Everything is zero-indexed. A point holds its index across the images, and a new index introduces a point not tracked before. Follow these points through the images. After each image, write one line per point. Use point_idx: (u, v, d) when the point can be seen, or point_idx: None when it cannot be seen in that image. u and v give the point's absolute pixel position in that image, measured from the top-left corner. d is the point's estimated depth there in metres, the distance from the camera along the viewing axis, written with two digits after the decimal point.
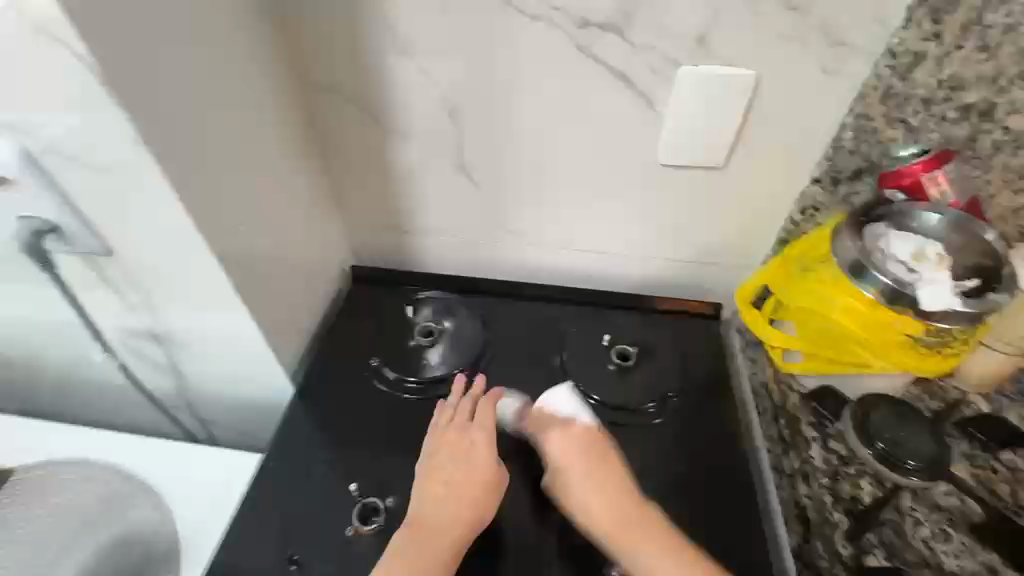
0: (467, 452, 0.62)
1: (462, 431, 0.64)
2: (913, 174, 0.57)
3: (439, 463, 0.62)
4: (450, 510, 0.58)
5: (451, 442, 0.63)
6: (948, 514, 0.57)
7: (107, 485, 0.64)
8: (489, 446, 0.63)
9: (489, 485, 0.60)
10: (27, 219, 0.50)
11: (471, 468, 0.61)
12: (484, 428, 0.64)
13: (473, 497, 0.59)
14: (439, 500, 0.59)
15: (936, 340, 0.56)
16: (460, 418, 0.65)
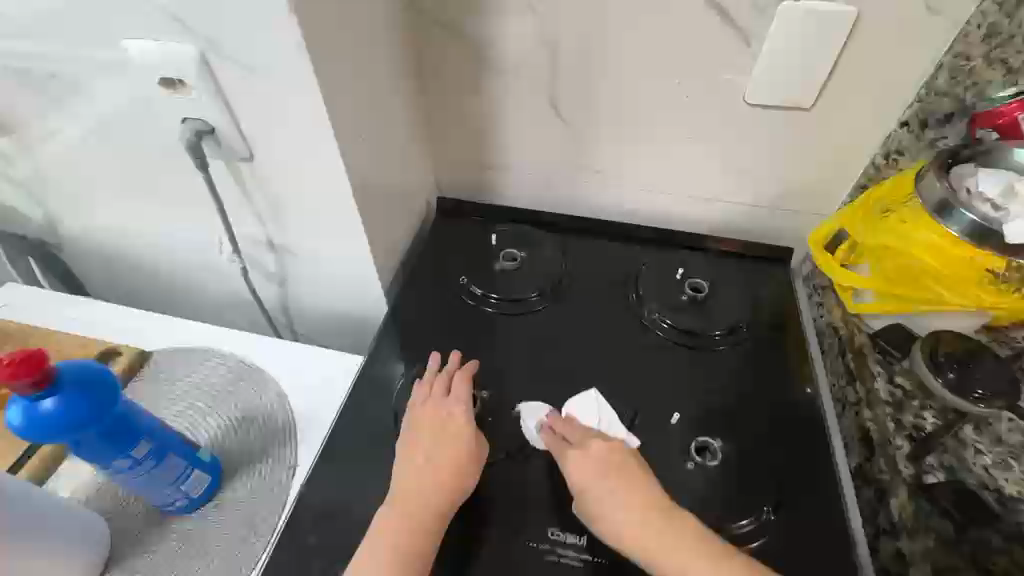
0: (444, 427, 0.62)
1: (440, 406, 0.64)
2: (1009, 114, 0.58)
3: (418, 439, 0.62)
4: (426, 488, 0.58)
5: (430, 418, 0.63)
6: (1011, 449, 0.59)
7: (229, 370, 0.72)
8: (468, 419, 0.63)
9: (466, 458, 0.60)
10: (192, 121, 0.58)
11: (448, 441, 0.61)
12: (460, 402, 0.64)
13: (450, 472, 0.58)
14: (422, 476, 0.58)
15: (1015, 275, 0.58)
16: (437, 390, 0.65)
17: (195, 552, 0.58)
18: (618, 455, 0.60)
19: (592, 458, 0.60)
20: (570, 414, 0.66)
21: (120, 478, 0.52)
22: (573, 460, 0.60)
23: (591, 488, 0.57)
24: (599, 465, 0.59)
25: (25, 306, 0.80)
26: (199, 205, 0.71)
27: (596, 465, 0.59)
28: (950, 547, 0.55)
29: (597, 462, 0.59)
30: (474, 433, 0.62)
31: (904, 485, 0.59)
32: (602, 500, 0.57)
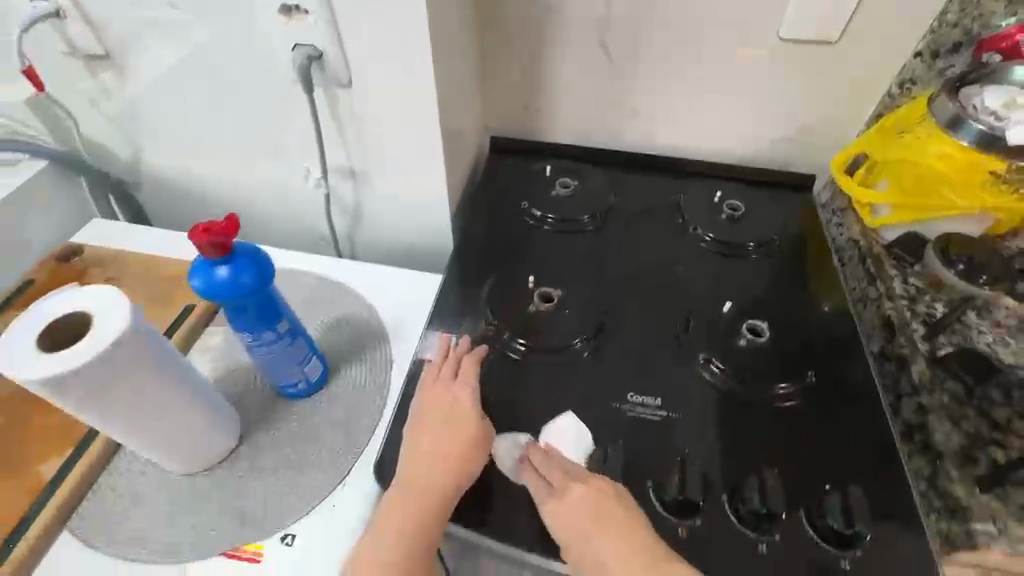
0: (452, 411, 0.60)
1: (447, 388, 0.62)
2: (1010, 38, 0.68)
3: (425, 423, 0.60)
4: (431, 473, 0.56)
5: (436, 401, 0.61)
6: (1007, 328, 0.71)
7: (317, 287, 0.80)
8: (475, 402, 0.61)
9: (473, 440, 0.58)
10: (303, 47, 0.66)
11: (455, 424, 0.59)
12: (467, 385, 0.62)
13: (456, 457, 0.57)
14: (427, 462, 0.57)
15: (1014, 177, 0.69)
16: (446, 372, 0.64)
17: (309, 439, 0.65)
18: (595, 495, 0.54)
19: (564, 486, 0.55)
20: (549, 445, 0.60)
21: (252, 350, 0.60)
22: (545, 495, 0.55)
23: (574, 540, 0.52)
24: (571, 500, 0.54)
25: (115, 237, 0.86)
26: (286, 134, 0.77)
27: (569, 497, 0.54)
28: (963, 402, 0.64)
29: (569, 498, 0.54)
30: (481, 416, 0.60)
31: (923, 358, 0.67)
32: (577, 541, 0.53)
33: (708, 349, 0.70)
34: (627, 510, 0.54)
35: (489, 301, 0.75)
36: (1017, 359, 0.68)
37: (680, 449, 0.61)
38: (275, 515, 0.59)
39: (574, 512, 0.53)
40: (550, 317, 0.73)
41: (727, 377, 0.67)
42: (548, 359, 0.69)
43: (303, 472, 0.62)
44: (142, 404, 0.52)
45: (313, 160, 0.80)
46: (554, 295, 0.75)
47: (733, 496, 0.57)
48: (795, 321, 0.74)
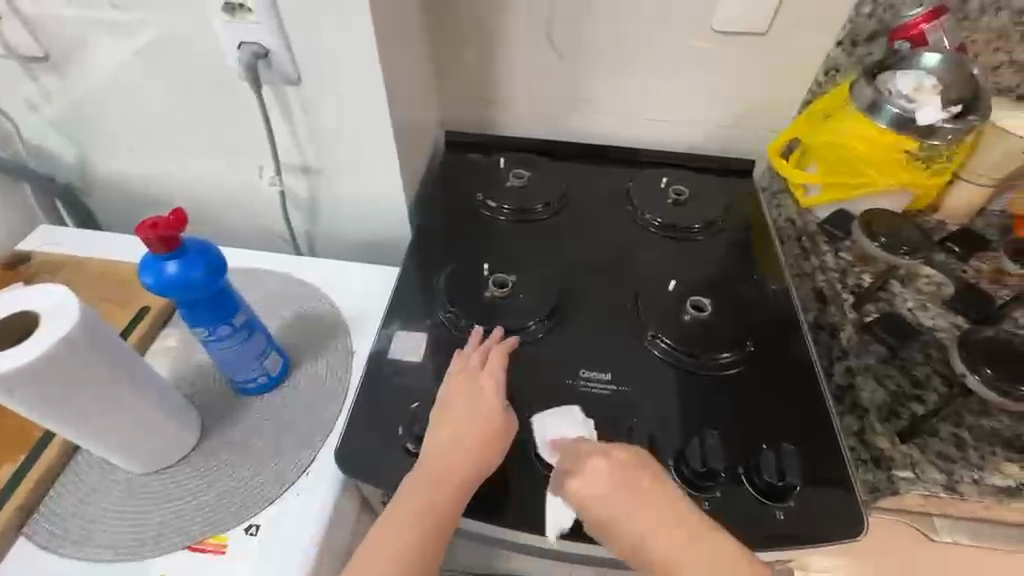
0: (477, 400, 0.61)
1: (475, 377, 0.63)
2: (918, 26, 0.74)
3: (452, 409, 0.61)
4: (455, 459, 0.57)
5: (462, 389, 0.62)
6: (927, 294, 0.76)
7: (276, 283, 0.80)
8: (500, 394, 0.62)
9: (498, 429, 0.59)
10: (249, 45, 0.66)
11: (480, 413, 0.60)
12: (495, 378, 0.63)
13: (478, 445, 0.58)
14: (452, 445, 0.58)
15: (926, 154, 0.75)
16: (475, 361, 0.65)
17: (266, 430, 0.65)
18: (636, 472, 0.54)
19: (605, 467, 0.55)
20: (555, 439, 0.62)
21: (209, 346, 0.61)
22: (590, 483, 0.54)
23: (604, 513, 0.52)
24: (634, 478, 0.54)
25: (63, 242, 0.84)
26: (238, 131, 0.77)
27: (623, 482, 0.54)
28: (887, 361, 0.69)
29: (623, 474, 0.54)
30: (505, 409, 0.61)
31: (851, 325, 0.73)
32: (641, 536, 0.51)
33: (656, 326, 0.73)
34: (660, 487, 0.53)
35: (447, 290, 0.77)
36: (935, 321, 0.73)
37: (630, 418, 0.65)
38: (240, 506, 0.60)
39: (645, 498, 0.52)
40: (504, 303, 0.75)
41: (675, 351, 0.71)
42: (505, 341, 0.72)
43: (266, 463, 0.63)
44: (91, 404, 0.51)
45: (266, 158, 0.80)
46: (508, 281, 0.78)
47: (677, 458, 0.61)
48: (736, 295, 0.79)
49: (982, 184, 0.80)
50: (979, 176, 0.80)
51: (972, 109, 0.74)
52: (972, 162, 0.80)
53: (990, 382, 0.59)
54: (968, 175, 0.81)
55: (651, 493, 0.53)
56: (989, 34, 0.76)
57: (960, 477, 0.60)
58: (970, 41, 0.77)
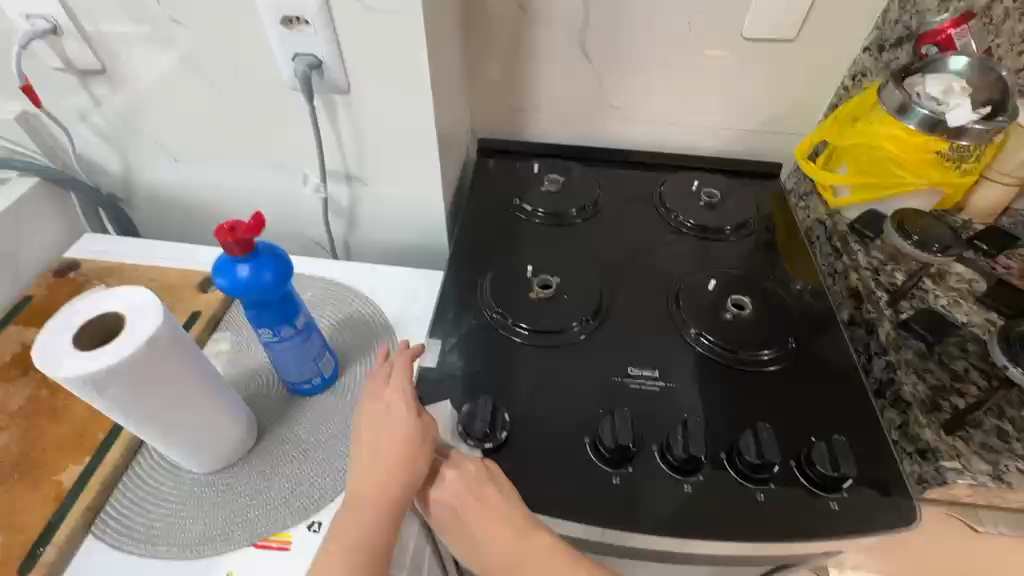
0: (386, 415, 0.57)
1: (381, 394, 0.59)
2: (945, 32, 0.76)
3: (365, 432, 0.57)
4: (375, 480, 0.54)
5: (372, 409, 0.58)
6: (959, 292, 0.79)
7: (321, 287, 0.82)
8: (410, 403, 0.58)
9: (415, 441, 0.56)
10: (303, 56, 0.68)
11: (391, 429, 0.56)
12: (400, 386, 0.59)
13: (402, 461, 0.55)
14: (372, 468, 0.55)
15: (956, 154, 0.77)
16: (380, 379, 0.60)
17: (324, 430, 0.67)
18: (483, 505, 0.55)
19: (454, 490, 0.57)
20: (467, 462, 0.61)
21: (270, 347, 0.62)
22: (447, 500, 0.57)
23: (470, 547, 0.56)
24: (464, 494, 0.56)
25: (111, 249, 0.86)
26: (285, 140, 0.80)
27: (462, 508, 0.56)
28: (925, 356, 0.71)
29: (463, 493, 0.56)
30: (419, 413, 0.58)
31: (888, 320, 0.74)
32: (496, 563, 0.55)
33: (697, 325, 0.75)
34: (500, 521, 0.55)
35: (489, 291, 0.78)
36: (969, 317, 0.75)
37: (679, 413, 0.66)
38: (302, 504, 0.61)
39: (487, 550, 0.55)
40: (547, 304, 0.77)
41: (718, 348, 0.72)
42: (551, 340, 0.74)
43: (324, 460, 0.65)
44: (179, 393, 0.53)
45: (310, 165, 0.82)
46: (551, 282, 0.79)
47: (729, 451, 0.62)
48: (774, 294, 0.80)
49: (1006, 183, 0.83)
50: (1005, 175, 0.82)
51: (1001, 111, 0.75)
52: (999, 161, 0.82)
53: None
54: (994, 174, 0.83)
55: (502, 517, 0.55)
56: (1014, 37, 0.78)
57: (1005, 467, 0.61)
58: (994, 47, 0.79)
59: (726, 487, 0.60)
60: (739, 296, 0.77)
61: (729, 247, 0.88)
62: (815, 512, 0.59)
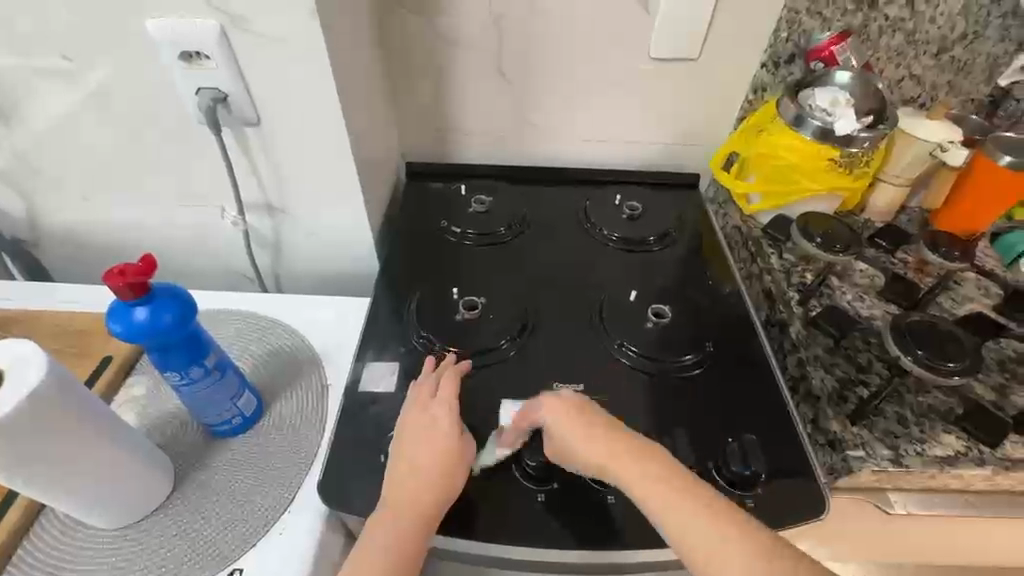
0: (432, 427, 0.62)
1: (426, 408, 0.63)
2: (828, 48, 0.84)
3: (408, 444, 0.61)
4: (415, 488, 0.58)
5: (417, 421, 0.63)
6: (862, 287, 0.84)
7: (244, 321, 0.80)
8: (453, 419, 0.63)
9: (453, 456, 0.60)
10: (206, 90, 0.67)
11: (436, 440, 0.61)
12: (447, 401, 0.64)
13: (440, 474, 0.59)
14: (413, 479, 0.58)
15: (847, 160, 0.83)
16: (427, 392, 0.65)
17: (244, 470, 0.65)
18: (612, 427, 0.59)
19: (597, 440, 0.57)
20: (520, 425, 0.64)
21: (180, 389, 0.60)
22: (582, 450, 0.58)
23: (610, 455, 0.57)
24: (589, 429, 0.58)
25: (16, 296, 0.82)
26: (200, 175, 0.78)
27: (631, 457, 0.56)
28: (833, 350, 0.75)
29: (571, 425, 0.59)
30: (461, 432, 0.62)
31: (799, 319, 0.78)
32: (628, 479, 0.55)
33: (620, 337, 0.77)
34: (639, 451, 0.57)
35: (418, 316, 0.78)
36: (871, 310, 0.81)
37: None
38: (223, 550, 0.59)
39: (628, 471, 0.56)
40: (474, 325, 0.77)
41: (641, 357, 0.75)
42: (480, 360, 0.74)
43: (248, 500, 0.63)
44: (72, 446, 0.51)
45: (227, 197, 0.80)
46: (479, 302, 0.80)
47: None
48: (695, 300, 0.84)
49: (898, 184, 0.89)
50: (896, 177, 0.89)
51: (883, 120, 0.82)
52: (889, 165, 0.89)
53: (922, 361, 0.65)
54: (886, 177, 0.90)
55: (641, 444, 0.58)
56: (889, 52, 0.87)
57: (904, 451, 0.65)
58: (875, 60, 0.87)
59: None
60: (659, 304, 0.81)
61: (653, 257, 0.91)
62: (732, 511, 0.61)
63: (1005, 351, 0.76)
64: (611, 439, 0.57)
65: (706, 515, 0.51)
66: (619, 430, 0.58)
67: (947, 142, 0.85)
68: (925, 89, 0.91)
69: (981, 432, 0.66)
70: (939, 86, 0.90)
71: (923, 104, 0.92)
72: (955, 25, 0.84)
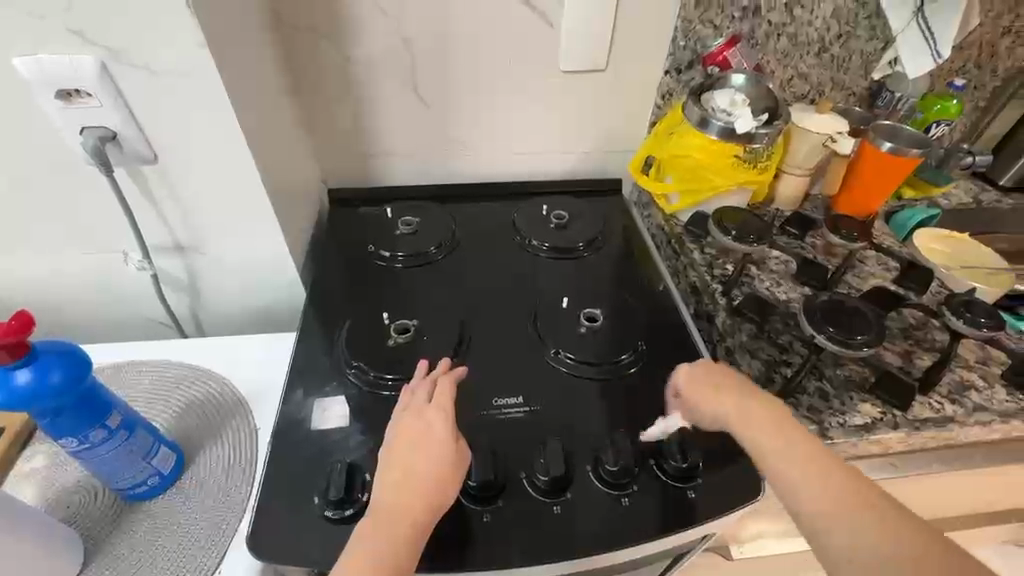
0: (426, 432, 0.59)
1: (421, 411, 0.62)
2: (722, 53, 0.89)
3: (402, 448, 0.58)
4: (409, 493, 0.55)
5: (412, 424, 0.60)
6: (779, 273, 0.89)
7: (161, 372, 0.74)
8: (451, 423, 0.61)
9: (451, 460, 0.58)
10: (92, 129, 0.63)
11: (432, 443, 0.58)
12: (442, 406, 0.62)
13: (435, 477, 0.56)
14: (406, 482, 0.56)
15: (752, 155, 0.88)
16: (421, 396, 0.63)
17: (167, 535, 0.60)
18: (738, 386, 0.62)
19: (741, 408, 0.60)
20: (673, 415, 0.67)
21: (82, 455, 0.55)
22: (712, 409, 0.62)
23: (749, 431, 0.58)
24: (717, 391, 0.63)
25: None
26: (95, 219, 0.72)
27: (752, 417, 0.59)
28: (757, 335, 0.78)
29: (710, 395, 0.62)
30: (457, 437, 0.60)
31: (723, 310, 0.82)
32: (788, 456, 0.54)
33: (555, 346, 0.77)
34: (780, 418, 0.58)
35: (348, 345, 0.76)
36: (788, 294, 0.85)
37: (545, 436, 0.68)
38: None
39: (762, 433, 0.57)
40: (406, 349, 0.75)
41: (578, 363, 0.76)
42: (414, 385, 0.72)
43: (173, 567, 0.57)
44: None
45: (130, 240, 0.75)
46: (411, 326, 0.78)
47: (594, 462, 0.65)
48: (626, 300, 0.86)
49: (799, 175, 0.96)
50: (796, 168, 0.95)
51: (777, 116, 0.88)
52: (790, 157, 0.95)
53: (834, 337, 0.69)
54: (788, 169, 0.96)
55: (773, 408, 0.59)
56: (777, 54, 0.94)
57: (829, 423, 0.69)
58: (765, 62, 0.94)
59: (594, 500, 0.62)
60: (591, 309, 0.82)
61: (583, 263, 0.93)
62: (671, 505, 0.62)
63: (905, 319, 0.83)
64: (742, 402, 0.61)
65: (826, 476, 0.52)
66: (750, 392, 0.61)
67: (834, 134, 0.92)
68: (812, 86, 0.98)
69: (892, 397, 0.71)
70: (824, 82, 0.98)
71: (812, 100, 1.00)
72: (830, 27, 0.92)
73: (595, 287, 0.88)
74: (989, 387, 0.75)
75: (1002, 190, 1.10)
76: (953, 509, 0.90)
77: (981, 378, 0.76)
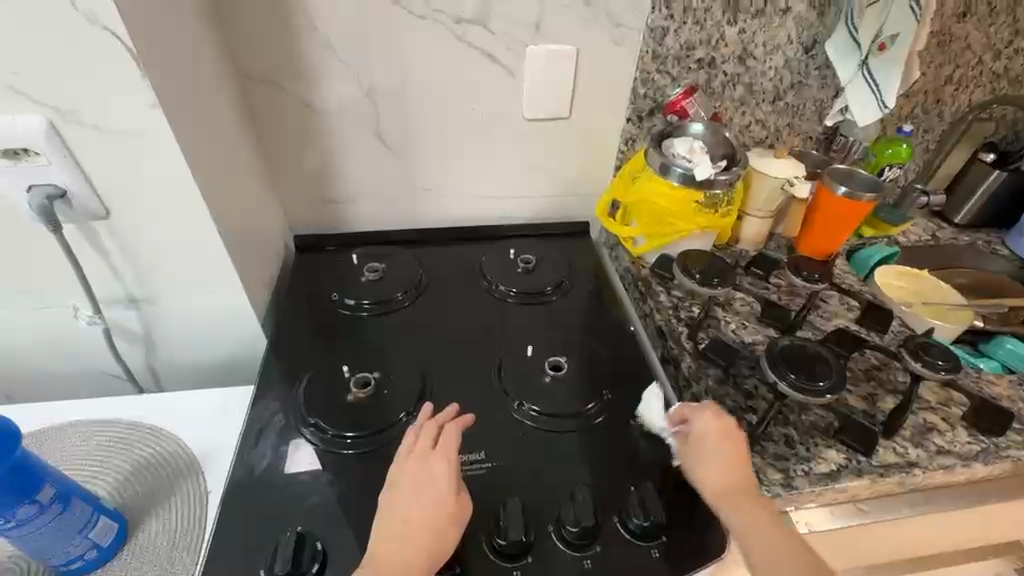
0: (427, 483, 0.59)
1: (425, 459, 0.61)
2: (679, 102, 0.92)
3: (401, 498, 0.59)
4: (404, 548, 0.55)
5: (415, 474, 0.60)
6: (743, 315, 0.89)
7: (107, 432, 0.71)
8: (453, 476, 0.61)
9: (449, 516, 0.58)
10: (41, 187, 0.62)
11: (431, 497, 0.58)
12: (445, 455, 0.62)
13: (431, 534, 0.56)
14: (401, 536, 0.56)
15: (712, 201, 0.90)
16: (424, 444, 0.63)
17: None
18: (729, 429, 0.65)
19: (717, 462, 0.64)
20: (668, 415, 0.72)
21: (11, 533, 0.52)
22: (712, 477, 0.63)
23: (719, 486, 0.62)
24: (723, 456, 0.64)
25: None
26: (43, 273, 0.70)
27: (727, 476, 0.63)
28: (722, 381, 0.78)
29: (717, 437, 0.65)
30: (458, 492, 0.60)
31: (689, 354, 0.81)
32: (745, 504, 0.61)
33: (520, 396, 0.76)
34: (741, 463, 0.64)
35: (307, 400, 0.74)
36: (752, 336, 0.86)
37: (507, 493, 0.67)
38: None
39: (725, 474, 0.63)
40: (367, 403, 0.74)
41: (543, 414, 0.75)
42: (372, 442, 0.70)
43: None
44: None
45: (82, 295, 0.73)
46: (372, 378, 0.76)
47: (556, 522, 0.64)
48: (591, 346, 0.85)
49: (761, 217, 0.98)
50: (758, 211, 0.98)
51: (735, 163, 0.91)
52: (751, 201, 0.97)
53: (796, 384, 0.69)
54: (750, 212, 0.98)
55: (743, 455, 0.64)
56: (734, 102, 0.97)
57: (793, 472, 0.69)
58: (723, 110, 0.97)
59: (555, 562, 0.61)
60: (558, 357, 0.81)
61: (550, 306, 0.93)
62: (635, 566, 0.61)
63: (868, 360, 0.84)
64: (734, 465, 0.63)
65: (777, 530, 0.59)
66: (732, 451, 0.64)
67: (793, 178, 0.94)
68: (770, 132, 1.02)
69: (857, 443, 0.71)
70: (781, 128, 1.01)
71: (771, 145, 1.03)
72: (783, 78, 0.96)
73: (561, 333, 0.87)
74: (951, 430, 0.75)
75: (957, 228, 1.14)
76: (931, 551, 0.89)
77: (945, 421, 0.76)
